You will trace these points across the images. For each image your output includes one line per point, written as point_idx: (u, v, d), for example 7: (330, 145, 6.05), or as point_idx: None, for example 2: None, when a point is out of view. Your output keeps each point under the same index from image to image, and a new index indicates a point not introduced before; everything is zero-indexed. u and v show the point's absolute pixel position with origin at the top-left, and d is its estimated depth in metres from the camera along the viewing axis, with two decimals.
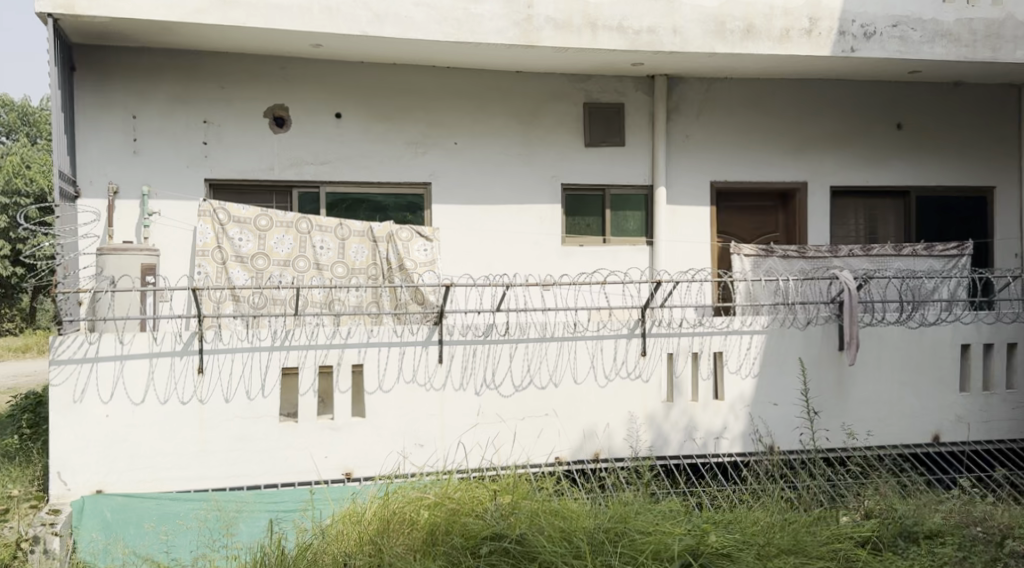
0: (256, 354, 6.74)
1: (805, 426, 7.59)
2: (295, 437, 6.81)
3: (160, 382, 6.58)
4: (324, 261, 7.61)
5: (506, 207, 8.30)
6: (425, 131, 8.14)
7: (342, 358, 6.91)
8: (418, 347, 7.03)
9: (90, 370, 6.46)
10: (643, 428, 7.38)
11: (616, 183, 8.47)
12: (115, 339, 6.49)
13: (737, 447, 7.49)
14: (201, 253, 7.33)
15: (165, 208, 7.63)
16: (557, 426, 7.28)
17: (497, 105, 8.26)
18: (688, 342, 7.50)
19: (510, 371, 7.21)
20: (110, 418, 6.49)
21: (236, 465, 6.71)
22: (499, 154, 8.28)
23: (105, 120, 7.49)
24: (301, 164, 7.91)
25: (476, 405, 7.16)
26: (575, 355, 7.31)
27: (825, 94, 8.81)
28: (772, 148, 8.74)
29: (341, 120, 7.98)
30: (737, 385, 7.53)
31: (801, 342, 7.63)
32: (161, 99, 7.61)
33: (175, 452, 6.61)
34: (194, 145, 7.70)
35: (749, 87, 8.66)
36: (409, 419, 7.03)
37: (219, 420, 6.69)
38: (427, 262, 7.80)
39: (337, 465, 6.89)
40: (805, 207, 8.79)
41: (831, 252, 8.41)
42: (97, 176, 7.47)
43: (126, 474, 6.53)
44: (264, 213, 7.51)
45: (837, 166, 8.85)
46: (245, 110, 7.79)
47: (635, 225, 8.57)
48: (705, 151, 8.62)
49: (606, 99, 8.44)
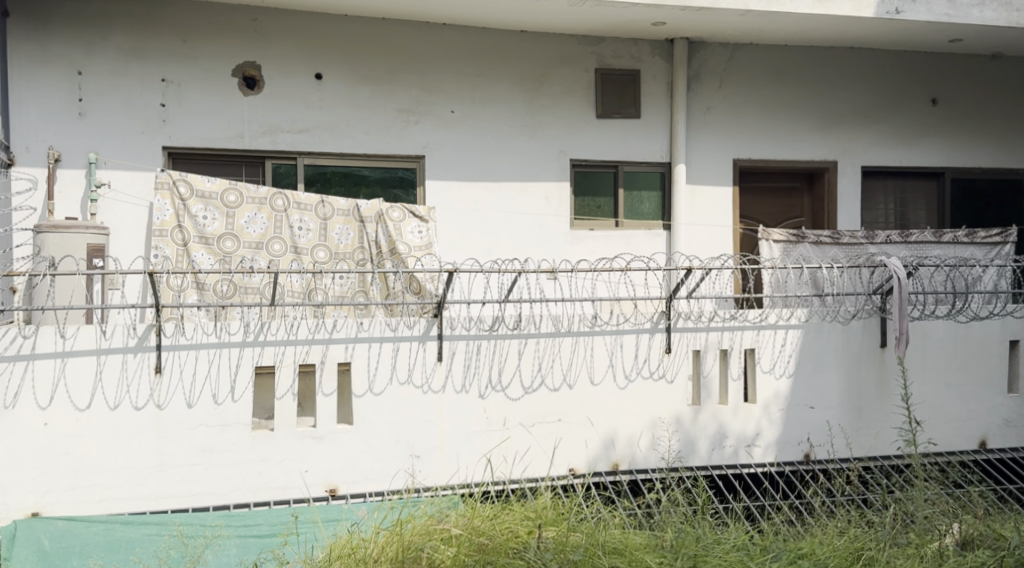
0: (224, 351, 5.75)
1: (844, 432, 6.79)
2: (272, 449, 5.82)
3: (109, 384, 5.55)
4: (302, 243, 6.60)
5: (507, 185, 7.35)
6: (418, 97, 7.15)
7: (326, 355, 5.95)
8: (413, 344, 6.10)
9: (26, 371, 5.41)
10: (669, 435, 6.51)
11: (629, 159, 7.58)
12: (55, 332, 5.45)
13: (773, 457, 6.64)
14: (159, 233, 6.32)
15: (115, 179, 6.55)
16: (574, 434, 6.38)
17: (499, 69, 7.30)
18: (716, 338, 6.65)
19: (519, 372, 6.30)
20: (49, 428, 5.45)
21: (201, 482, 5.69)
22: (501, 125, 7.32)
23: (44, 76, 6.39)
24: (275, 132, 6.88)
25: (482, 410, 6.23)
26: (592, 351, 6.43)
27: (857, 66, 8.01)
28: (801, 123, 7.90)
29: (321, 82, 6.96)
30: (771, 386, 6.70)
31: (840, 339, 6.83)
32: (111, 53, 6.53)
33: (127, 468, 5.57)
34: (150, 107, 6.62)
35: (775, 55, 7.82)
36: (403, 426, 6.08)
37: (180, 429, 5.67)
38: (423, 246, 6.83)
39: (321, 480, 5.91)
40: (835, 189, 7.97)
41: (867, 237, 7.50)
42: (35, 142, 6.39)
43: (67, 493, 5.48)
44: (233, 187, 6.49)
45: (868, 145, 8.06)
46: (210, 68, 6.72)
47: (650, 207, 7.68)
48: (728, 126, 7.75)
49: (620, 65, 7.53)
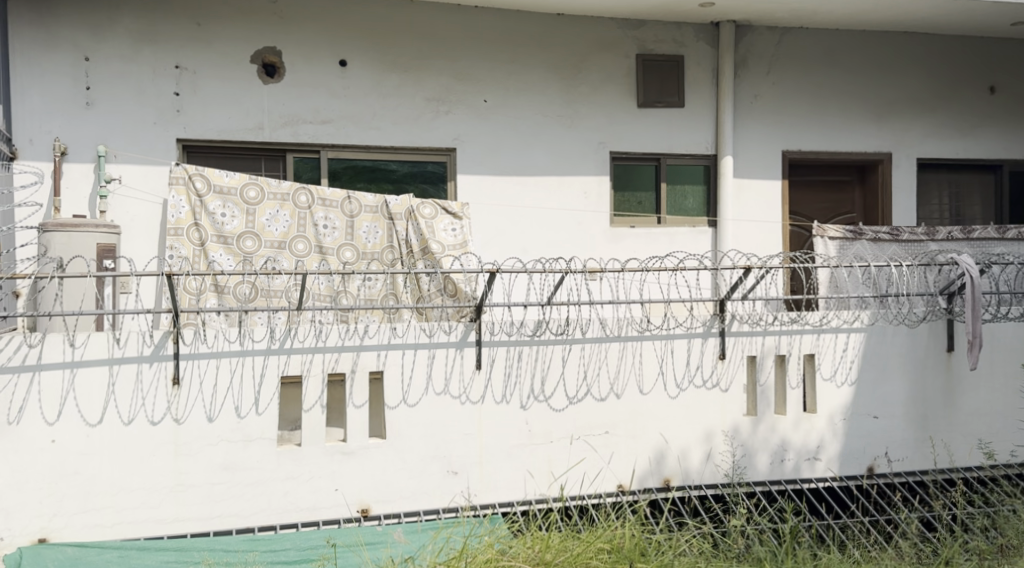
0: (247, 359, 5.27)
1: (908, 443, 6.32)
2: (299, 466, 5.35)
3: (123, 397, 5.08)
4: (327, 243, 6.14)
5: (543, 179, 6.87)
6: (448, 85, 6.67)
7: (357, 364, 5.48)
8: (451, 350, 5.64)
9: (32, 383, 4.93)
10: (724, 448, 6.04)
11: (672, 151, 7.10)
12: (63, 340, 4.97)
13: (835, 470, 6.18)
14: (174, 232, 5.84)
15: (126, 174, 6.07)
16: (622, 447, 5.91)
17: (535, 55, 6.83)
18: (774, 343, 6.18)
19: (563, 380, 5.83)
20: (57, 446, 4.98)
21: (223, 503, 5.21)
22: (537, 115, 6.85)
23: (49, 62, 5.92)
24: (296, 123, 6.39)
25: (523, 422, 5.76)
26: (641, 358, 5.96)
27: (912, 50, 7.53)
28: (853, 112, 7.42)
29: (346, 70, 6.48)
30: (833, 396, 6.22)
31: (905, 342, 6.36)
32: (121, 37, 6.06)
33: (143, 487, 5.09)
34: (163, 96, 6.14)
35: (826, 40, 7.35)
36: (440, 440, 5.61)
37: (200, 446, 5.19)
38: (457, 245, 6.32)
39: (352, 500, 5.43)
40: (889, 183, 7.49)
41: (927, 234, 7.02)
42: (40, 134, 5.92)
43: (78, 517, 5.00)
44: (253, 182, 6.02)
45: (924, 136, 7.58)
46: (227, 53, 6.24)
47: (695, 203, 7.21)
48: (776, 115, 7.27)
49: (662, 50, 7.06)
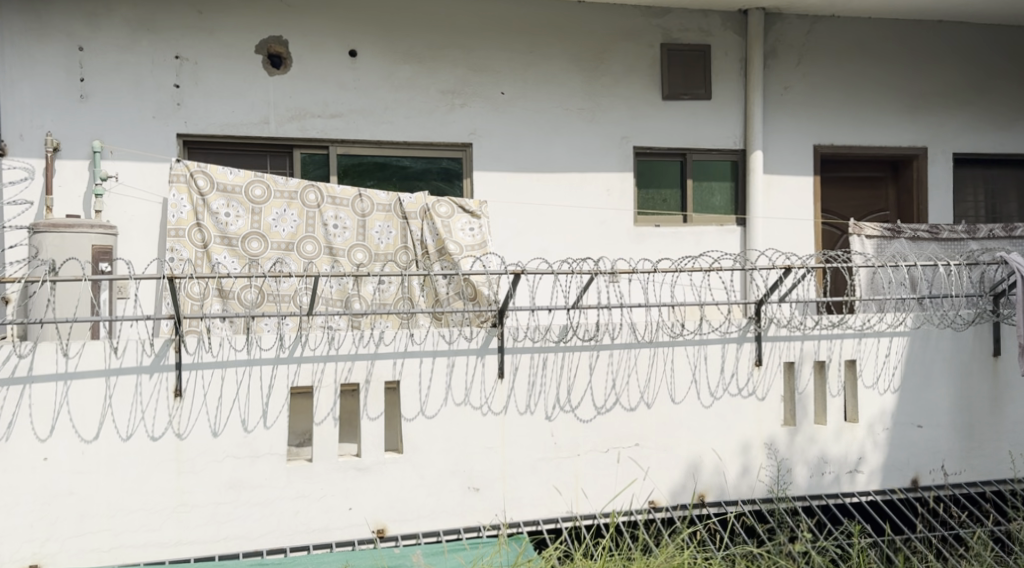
0: (254, 369, 4.90)
1: (954, 454, 5.95)
2: (310, 484, 4.97)
3: (121, 411, 4.70)
4: (338, 243, 5.76)
5: (564, 176, 6.51)
6: (464, 76, 6.31)
7: (371, 374, 5.10)
8: (471, 358, 5.26)
9: (22, 397, 4.56)
10: (761, 461, 5.67)
11: (698, 146, 6.74)
12: (56, 350, 4.59)
13: (877, 483, 5.82)
14: (175, 233, 5.47)
15: (123, 171, 5.69)
16: (653, 460, 5.54)
17: (555, 45, 6.47)
18: (812, 348, 5.82)
19: (591, 389, 5.46)
20: (50, 464, 4.60)
21: (229, 524, 4.83)
22: (557, 108, 6.48)
23: (41, 53, 5.56)
24: (304, 117, 6.02)
25: (549, 434, 5.39)
26: (673, 365, 5.59)
27: (947, 40, 7.19)
28: (887, 105, 7.07)
29: (357, 60, 6.11)
30: (875, 404, 5.85)
31: (950, 346, 5.99)
32: (118, 27, 5.70)
33: (143, 508, 4.71)
34: (162, 89, 5.77)
35: (859, 29, 7.01)
36: (460, 454, 5.23)
37: (204, 462, 4.82)
38: (475, 245, 5.95)
39: (367, 520, 5.06)
40: (925, 179, 7.14)
41: (968, 232, 6.69)
42: (31, 129, 5.55)
43: (72, 541, 4.62)
44: (259, 179, 5.65)
45: (960, 130, 7.23)
46: (230, 43, 5.88)
47: (722, 201, 6.85)
48: (807, 108, 6.92)
49: (688, 40, 6.70)
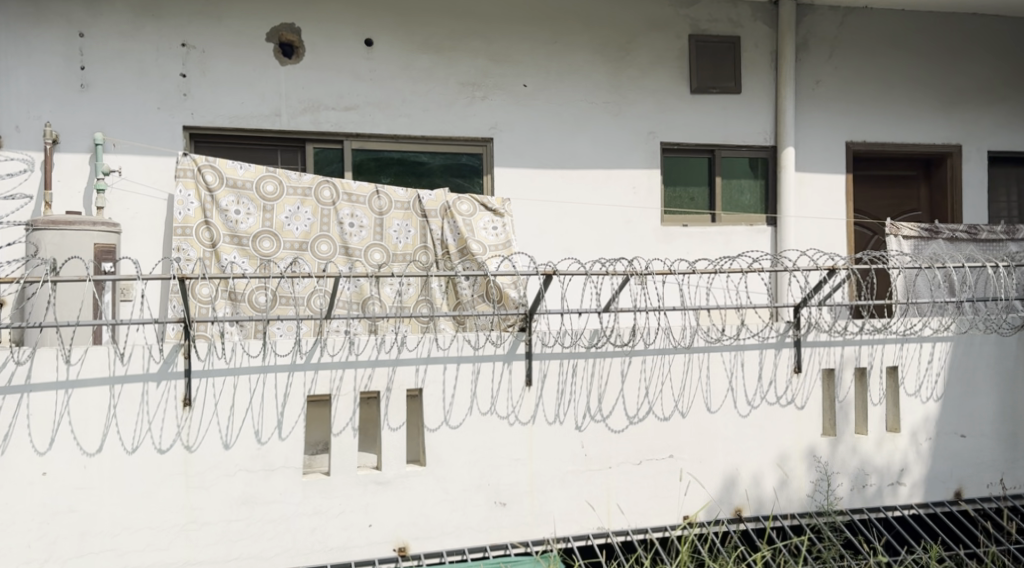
0: (268, 377, 4.57)
1: (998, 465, 5.66)
2: (328, 499, 4.65)
3: (125, 422, 4.37)
4: (354, 243, 5.44)
5: (588, 173, 6.20)
6: (485, 67, 6.00)
7: (392, 382, 4.78)
8: (498, 364, 4.95)
9: (19, 406, 4.23)
10: (800, 473, 5.37)
11: (728, 142, 6.44)
12: (57, 356, 4.26)
13: (920, 496, 5.53)
14: (181, 232, 5.17)
15: (127, 165, 5.36)
16: (687, 472, 5.24)
17: (580, 36, 6.17)
18: (853, 354, 5.51)
19: (623, 398, 5.16)
20: (49, 479, 4.26)
21: (242, 542, 4.50)
22: (581, 101, 6.18)
23: (39, 40, 5.23)
24: (317, 109, 5.70)
25: (579, 446, 5.08)
26: (708, 372, 5.29)
27: (982, 33, 6.92)
28: (921, 101, 6.80)
29: (373, 50, 5.80)
30: (918, 412, 5.55)
31: (995, 352, 5.69)
32: (121, 12, 5.37)
33: (149, 526, 4.39)
34: (168, 78, 5.44)
35: (892, 22, 6.74)
36: (486, 466, 4.91)
37: (215, 476, 4.49)
38: (499, 245, 5.64)
39: (388, 537, 4.73)
40: (959, 178, 6.87)
41: (1008, 233, 6.44)
42: (28, 121, 5.22)
43: (73, 561, 4.28)
44: (270, 174, 5.33)
45: (994, 127, 6.96)
46: (239, 31, 5.55)
47: (751, 199, 6.57)
48: (840, 103, 6.64)
49: (717, 31, 6.41)
